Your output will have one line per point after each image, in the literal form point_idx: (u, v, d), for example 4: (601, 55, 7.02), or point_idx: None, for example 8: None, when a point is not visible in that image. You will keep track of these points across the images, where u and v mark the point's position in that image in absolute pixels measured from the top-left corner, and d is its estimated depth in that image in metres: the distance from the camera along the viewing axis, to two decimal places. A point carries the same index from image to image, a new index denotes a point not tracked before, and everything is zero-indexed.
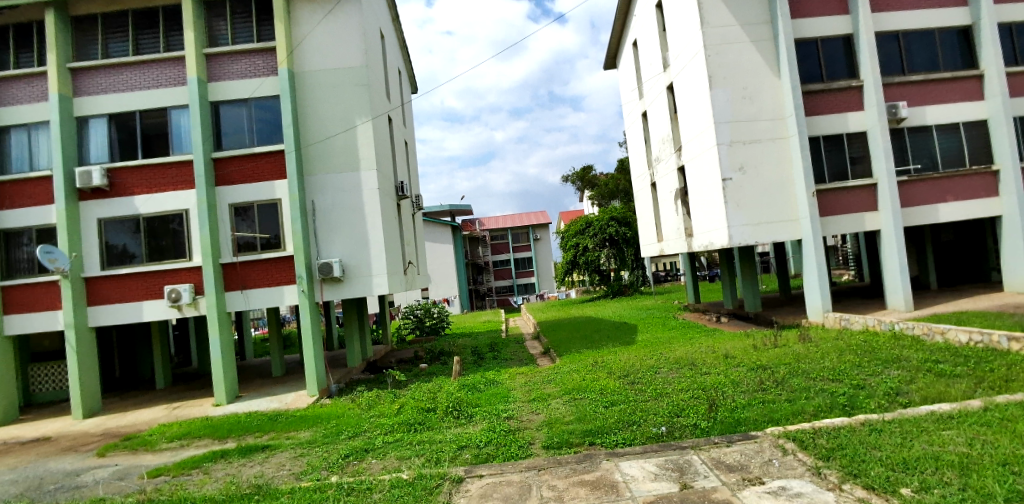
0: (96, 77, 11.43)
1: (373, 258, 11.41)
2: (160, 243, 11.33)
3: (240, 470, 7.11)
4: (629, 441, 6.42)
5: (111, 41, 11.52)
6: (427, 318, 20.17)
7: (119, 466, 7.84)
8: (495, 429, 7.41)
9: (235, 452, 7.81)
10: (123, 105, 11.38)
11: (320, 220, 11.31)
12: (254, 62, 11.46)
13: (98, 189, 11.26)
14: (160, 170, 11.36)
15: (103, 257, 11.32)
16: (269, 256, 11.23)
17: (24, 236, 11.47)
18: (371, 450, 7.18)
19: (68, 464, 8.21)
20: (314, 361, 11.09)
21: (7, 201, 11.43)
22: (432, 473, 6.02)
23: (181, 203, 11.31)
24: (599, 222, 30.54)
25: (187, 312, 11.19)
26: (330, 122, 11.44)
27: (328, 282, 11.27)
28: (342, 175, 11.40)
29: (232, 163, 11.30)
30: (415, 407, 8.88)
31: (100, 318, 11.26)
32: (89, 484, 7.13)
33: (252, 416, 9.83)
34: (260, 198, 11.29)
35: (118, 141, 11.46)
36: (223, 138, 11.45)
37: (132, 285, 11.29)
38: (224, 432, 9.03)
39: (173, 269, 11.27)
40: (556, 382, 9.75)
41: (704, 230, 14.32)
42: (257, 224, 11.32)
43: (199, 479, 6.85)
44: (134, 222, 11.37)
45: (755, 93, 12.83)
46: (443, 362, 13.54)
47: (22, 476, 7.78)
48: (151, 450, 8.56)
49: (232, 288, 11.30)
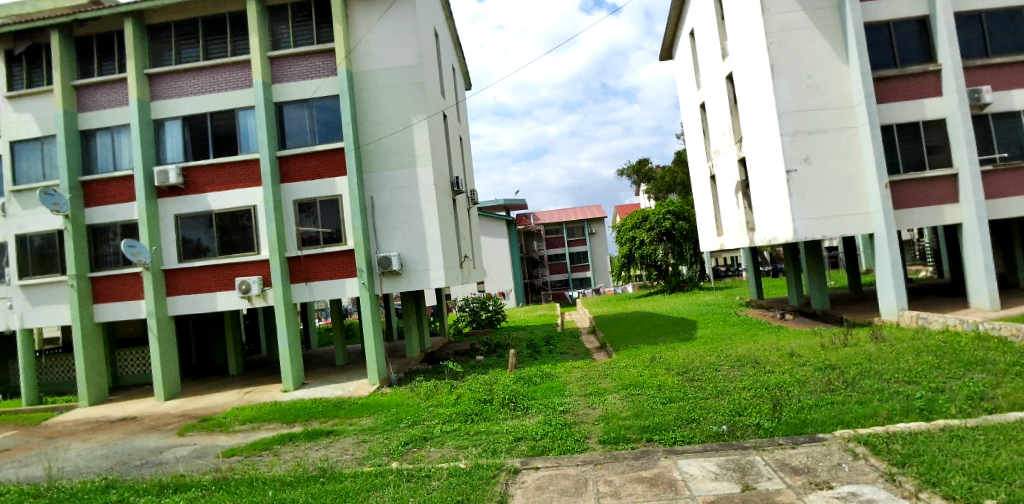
0: (171, 81, 12.13)
1: (430, 253, 11.65)
2: (231, 238, 11.93)
3: (307, 452, 7.45)
4: (689, 439, 6.30)
5: (182, 48, 12.20)
6: (483, 312, 20.59)
7: (196, 445, 8.36)
8: (551, 422, 7.44)
9: (302, 436, 8.17)
10: (194, 107, 12.03)
11: (379, 216, 11.65)
12: (315, 64, 11.87)
13: (174, 187, 11.95)
14: (229, 169, 11.95)
15: (180, 251, 12.03)
16: (331, 250, 11.64)
17: (110, 231, 12.32)
18: (430, 439, 7.35)
19: (152, 442, 8.84)
20: (375, 351, 11.44)
21: (94, 199, 12.29)
22: (489, 463, 6.10)
23: (250, 200, 11.87)
24: (656, 216, 30.13)
25: (256, 303, 11.75)
26: (388, 121, 11.74)
27: (387, 276, 11.59)
28: (400, 172, 11.68)
29: (296, 160, 11.75)
30: (472, 398, 9.02)
31: (178, 309, 12.00)
32: (170, 461, 7.63)
33: (318, 403, 10.24)
34: (322, 194, 11.71)
35: (192, 142, 12.10)
36: (287, 137, 11.89)
37: (205, 277, 11.94)
38: (292, 417, 9.46)
39: (243, 262, 11.84)
40: (612, 377, 9.64)
41: (766, 225, 13.83)
42: (320, 220, 11.74)
43: (269, 460, 7.22)
44: (206, 218, 12.01)
45: (820, 83, 12.26)
46: (499, 355, 13.68)
47: (112, 452, 8.40)
48: (225, 431, 9.08)
49: (297, 280, 11.78)
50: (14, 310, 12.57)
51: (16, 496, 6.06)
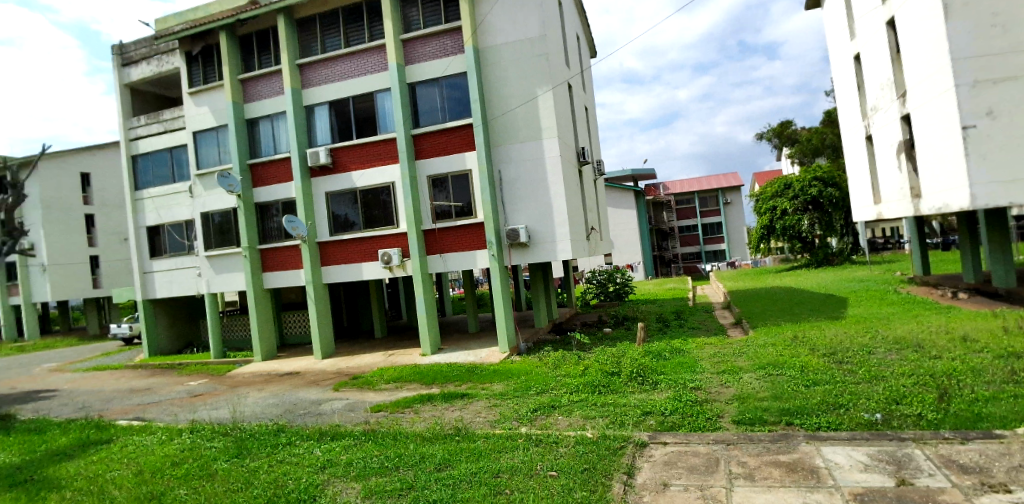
0: (318, 70, 13.22)
1: (556, 225, 11.77)
2: (374, 213, 12.90)
3: (444, 413, 7.98)
4: (835, 426, 5.81)
5: (327, 38, 13.24)
6: (610, 284, 20.36)
7: (349, 400, 9.31)
8: (680, 398, 7.25)
9: (439, 397, 8.76)
10: (339, 93, 13.04)
11: (507, 189, 11.96)
12: (443, 43, 12.28)
13: (324, 167, 13.13)
14: (370, 148, 12.85)
15: (331, 225, 13.27)
16: (462, 223, 12.16)
17: (273, 208, 13.90)
18: (557, 407, 7.52)
19: (313, 395, 10.00)
20: (505, 320, 11.86)
21: (260, 180, 13.90)
22: (616, 435, 6.11)
23: (389, 177, 12.71)
24: (801, 183, 27.65)
25: (397, 273, 12.67)
26: (513, 95, 11.89)
27: (515, 248, 11.92)
28: (526, 145, 11.85)
29: (428, 138, 12.34)
30: (599, 369, 9.04)
31: (331, 277, 13.31)
32: (328, 412, 8.59)
33: (452, 367, 10.89)
34: (453, 170, 12.22)
35: (337, 125, 13.16)
36: (420, 116, 12.46)
37: (353, 248, 13.09)
38: (430, 379, 10.17)
39: (385, 235, 12.79)
40: (749, 356, 9.13)
41: (936, 190, 12.11)
42: (452, 194, 12.29)
43: (411, 417, 7.85)
44: (352, 194, 13.09)
45: (1009, 21, 10.36)
46: (627, 328, 13.54)
47: (281, 401, 9.64)
48: (373, 389, 9.99)
49: (432, 252, 12.50)
50: (203, 277, 14.74)
51: (210, 432, 7.20)
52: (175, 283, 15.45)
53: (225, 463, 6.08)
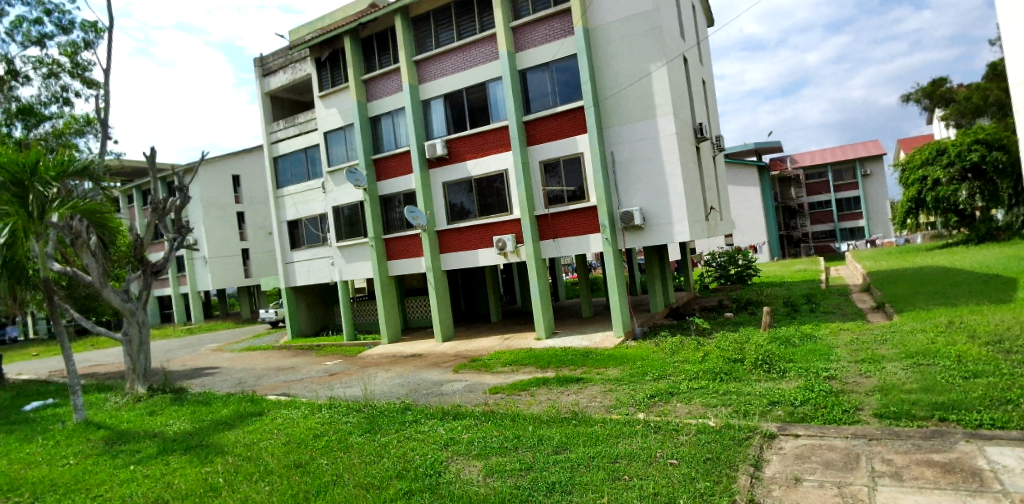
0: (433, 64, 13.75)
1: (672, 206, 11.46)
2: (488, 200, 13.27)
3: (559, 396, 8.08)
4: (1002, 423, 5.09)
5: (440, 33, 13.71)
6: (732, 267, 19.30)
7: (468, 381, 9.72)
8: (812, 388, 6.74)
9: (554, 381, 8.87)
10: (453, 85, 13.48)
11: (620, 171, 11.84)
12: (553, 27, 12.22)
13: (441, 158, 13.68)
14: (483, 137, 13.17)
15: (448, 214, 13.84)
16: (575, 208, 12.14)
17: (395, 200, 14.76)
18: (675, 394, 7.31)
19: (436, 375, 10.55)
20: (620, 305, 11.74)
21: (383, 173, 14.80)
22: (741, 425, 5.82)
23: (501, 165, 12.97)
24: (957, 147, 24.14)
25: (511, 259, 12.96)
26: (625, 74, 11.62)
27: (630, 230, 11.79)
28: (639, 125, 11.61)
29: (540, 123, 12.40)
30: (721, 356, 8.65)
31: (449, 264, 13.92)
32: (450, 393, 9.04)
33: (567, 351, 10.97)
34: (565, 154, 12.21)
35: (452, 117, 13.63)
36: (531, 102, 12.56)
37: (469, 236, 13.57)
38: (545, 363, 10.33)
39: (499, 222, 13.11)
40: (894, 343, 8.27)
41: None
42: (564, 179, 12.31)
43: (527, 400, 8.03)
44: (467, 183, 13.54)
45: None
46: (751, 313, 12.79)
47: (407, 381, 10.28)
48: (490, 371, 10.36)
49: (545, 237, 12.62)
50: (336, 266, 16.09)
51: (346, 408, 7.88)
52: (312, 271, 16.96)
53: (360, 437, 6.62)
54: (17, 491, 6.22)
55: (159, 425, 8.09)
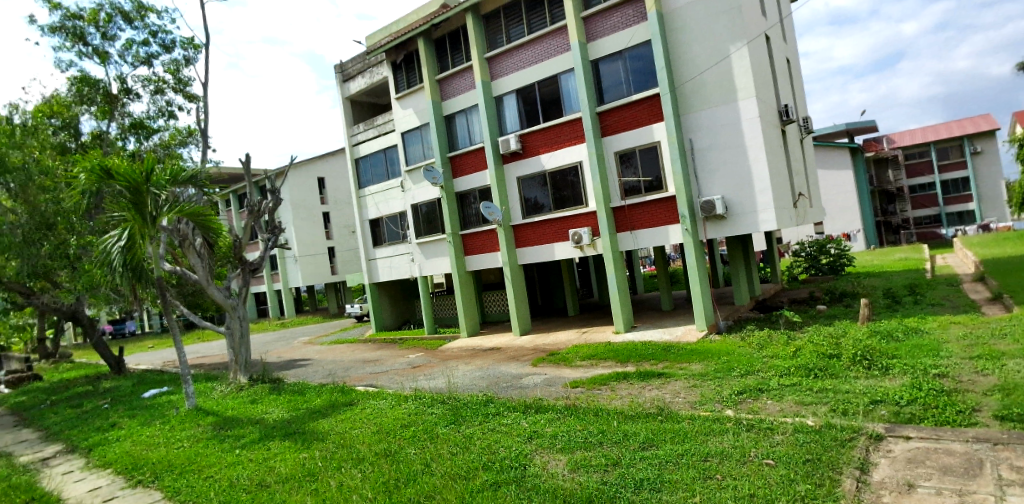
0: (505, 60, 13.79)
1: (757, 193, 10.92)
2: (563, 194, 13.18)
3: (641, 391, 7.89)
4: None
5: (511, 28, 13.72)
6: (823, 256, 18.16)
7: (547, 375, 9.71)
8: (922, 386, 6.19)
9: (635, 376, 8.68)
10: (525, 80, 13.47)
11: (699, 159, 11.42)
12: (626, 14, 11.91)
13: (515, 153, 13.72)
14: (557, 130, 13.08)
15: (523, 209, 13.88)
16: (653, 198, 11.82)
17: (471, 196, 14.98)
18: (765, 391, 6.95)
19: (515, 369, 10.62)
20: (702, 297, 11.33)
21: (458, 170, 15.04)
22: (843, 424, 5.44)
23: (576, 157, 12.83)
24: None
25: (588, 252, 12.82)
26: (703, 57, 11.17)
27: (711, 220, 11.35)
28: (719, 110, 11.14)
29: (614, 113, 12.15)
30: (815, 351, 8.14)
31: (526, 258, 13.97)
32: (530, 386, 9.06)
33: (647, 345, 10.72)
34: (641, 143, 11.90)
35: (525, 111, 13.63)
36: (604, 92, 12.32)
37: (545, 230, 13.55)
38: (625, 357, 10.14)
39: (574, 215, 13.00)
40: (1017, 338, 7.46)
41: None
42: (640, 169, 12.01)
43: (608, 394, 7.90)
44: (541, 177, 13.50)
45: None
46: (846, 305, 11.97)
47: (487, 374, 10.41)
48: (569, 365, 10.29)
49: (622, 229, 12.39)
50: (416, 262, 16.56)
51: (430, 399, 8.09)
52: (393, 267, 17.55)
53: (445, 428, 6.78)
54: (141, 470, 6.84)
55: (260, 413, 8.65)
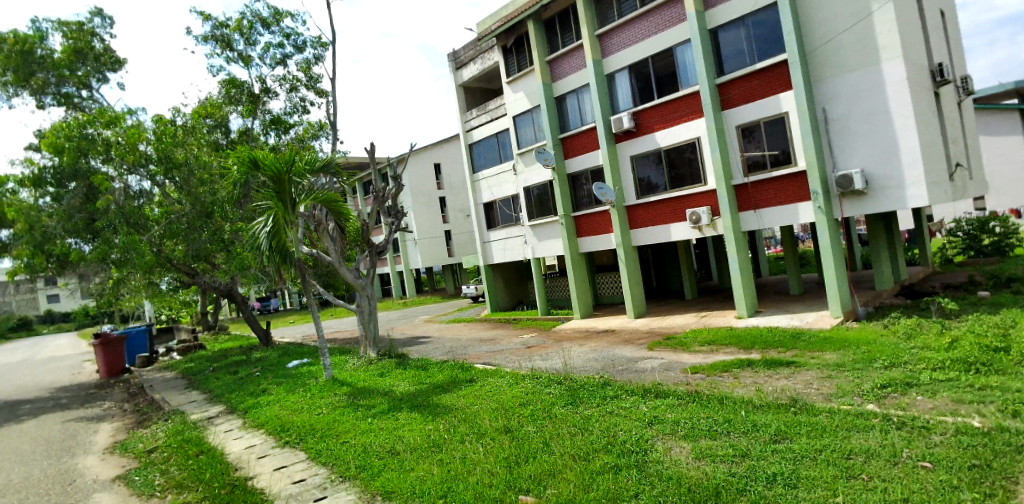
0: (616, 36, 13.39)
1: (905, 165, 9.78)
2: (679, 172, 12.64)
3: (768, 380, 7.43)
4: None
5: (622, 3, 13.26)
6: (986, 235, 15.93)
7: (664, 359, 9.45)
8: None
9: (760, 364, 8.18)
10: (638, 55, 12.99)
11: (834, 130, 10.44)
12: None
13: (628, 131, 13.35)
14: (673, 106, 12.52)
15: (637, 189, 13.53)
16: (780, 174, 10.98)
17: (583, 177, 14.84)
18: (916, 386, 6.25)
19: (630, 352, 10.45)
20: (837, 281, 10.42)
21: (570, 151, 14.94)
22: (1019, 428, 4.75)
23: (693, 133, 12.23)
24: None
25: (707, 232, 12.24)
26: (838, 17, 10.12)
27: (848, 197, 10.36)
28: (858, 74, 10.07)
29: (736, 85, 11.38)
30: (977, 342, 7.16)
31: (640, 239, 13.65)
32: (647, 370, 8.87)
33: (774, 332, 10.07)
34: (766, 116, 11.06)
35: (638, 88, 13.17)
36: (724, 62, 11.55)
37: (660, 210, 13.13)
38: (749, 344, 9.60)
39: (692, 194, 12.45)
40: None
41: None
42: (765, 143, 11.19)
43: (730, 382, 7.53)
44: (656, 155, 13.04)
45: None
46: (1018, 291, 10.41)
47: (602, 357, 10.34)
48: (687, 350, 9.95)
49: (745, 208, 11.67)
50: (529, 244, 16.78)
51: (547, 379, 8.19)
52: (507, 250, 17.92)
53: (563, 408, 6.84)
54: (289, 432, 7.62)
55: (388, 385, 9.28)
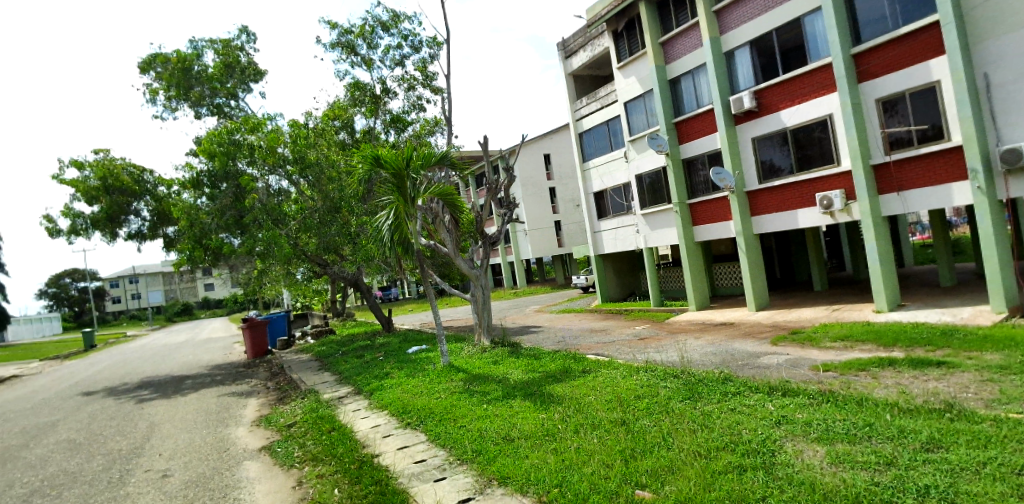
0: (736, 10, 12.60)
1: None
2: (808, 152, 11.68)
3: (916, 381, 6.65)
4: None
5: None
6: None
7: (790, 355, 8.81)
8: None
9: (906, 363, 7.35)
10: (760, 29, 12.13)
11: (999, 97, 9.06)
12: None
13: (750, 112, 12.53)
14: (800, 81, 11.55)
15: (759, 173, 12.69)
16: (930, 151, 9.76)
17: (698, 162, 14.18)
18: None
19: (752, 347, 9.86)
20: (1002, 271, 9.11)
21: (684, 136, 14.32)
22: None
23: (825, 110, 11.22)
24: None
25: (840, 218, 11.22)
26: None
27: (1017, 174, 8.94)
28: None
29: (876, 54, 10.23)
30: None
31: (763, 227, 12.82)
32: (772, 366, 8.32)
33: (921, 328, 9.02)
34: (913, 86, 9.85)
35: (760, 64, 12.30)
36: (862, 29, 10.43)
37: (786, 195, 12.23)
38: (891, 340, 8.68)
39: (822, 176, 11.45)
40: None
41: None
42: (911, 117, 10.01)
43: (868, 382, 6.85)
44: (781, 136, 12.13)
45: None
46: None
47: (720, 351, 9.85)
48: (817, 346, 9.20)
49: (887, 191, 10.53)
50: (641, 234, 16.37)
51: (662, 372, 7.95)
52: (618, 239, 17.62)
53: (680, 402, 6.60)
54: (410, 414, 8.06)
55: (501, 373, 9.51)
